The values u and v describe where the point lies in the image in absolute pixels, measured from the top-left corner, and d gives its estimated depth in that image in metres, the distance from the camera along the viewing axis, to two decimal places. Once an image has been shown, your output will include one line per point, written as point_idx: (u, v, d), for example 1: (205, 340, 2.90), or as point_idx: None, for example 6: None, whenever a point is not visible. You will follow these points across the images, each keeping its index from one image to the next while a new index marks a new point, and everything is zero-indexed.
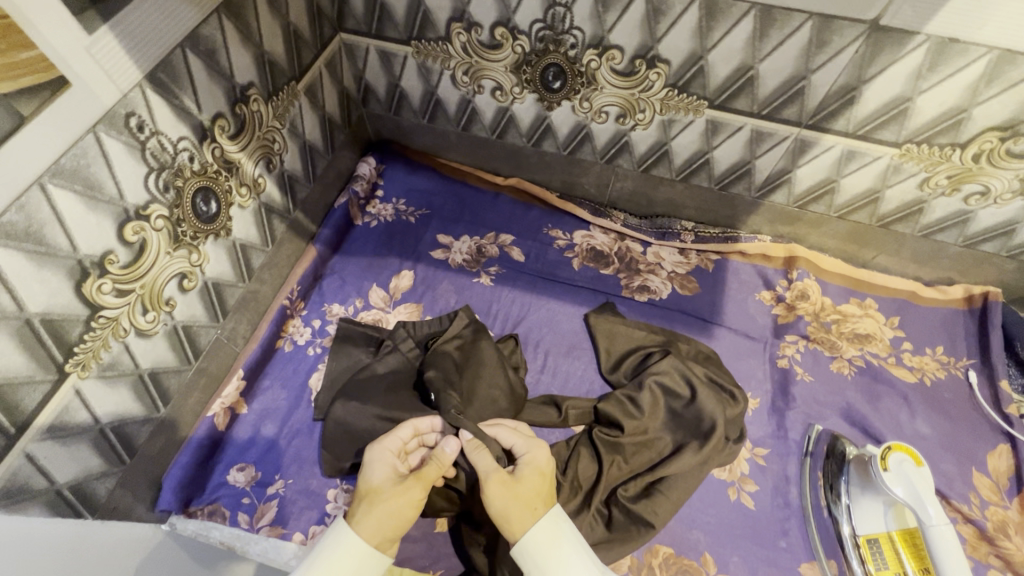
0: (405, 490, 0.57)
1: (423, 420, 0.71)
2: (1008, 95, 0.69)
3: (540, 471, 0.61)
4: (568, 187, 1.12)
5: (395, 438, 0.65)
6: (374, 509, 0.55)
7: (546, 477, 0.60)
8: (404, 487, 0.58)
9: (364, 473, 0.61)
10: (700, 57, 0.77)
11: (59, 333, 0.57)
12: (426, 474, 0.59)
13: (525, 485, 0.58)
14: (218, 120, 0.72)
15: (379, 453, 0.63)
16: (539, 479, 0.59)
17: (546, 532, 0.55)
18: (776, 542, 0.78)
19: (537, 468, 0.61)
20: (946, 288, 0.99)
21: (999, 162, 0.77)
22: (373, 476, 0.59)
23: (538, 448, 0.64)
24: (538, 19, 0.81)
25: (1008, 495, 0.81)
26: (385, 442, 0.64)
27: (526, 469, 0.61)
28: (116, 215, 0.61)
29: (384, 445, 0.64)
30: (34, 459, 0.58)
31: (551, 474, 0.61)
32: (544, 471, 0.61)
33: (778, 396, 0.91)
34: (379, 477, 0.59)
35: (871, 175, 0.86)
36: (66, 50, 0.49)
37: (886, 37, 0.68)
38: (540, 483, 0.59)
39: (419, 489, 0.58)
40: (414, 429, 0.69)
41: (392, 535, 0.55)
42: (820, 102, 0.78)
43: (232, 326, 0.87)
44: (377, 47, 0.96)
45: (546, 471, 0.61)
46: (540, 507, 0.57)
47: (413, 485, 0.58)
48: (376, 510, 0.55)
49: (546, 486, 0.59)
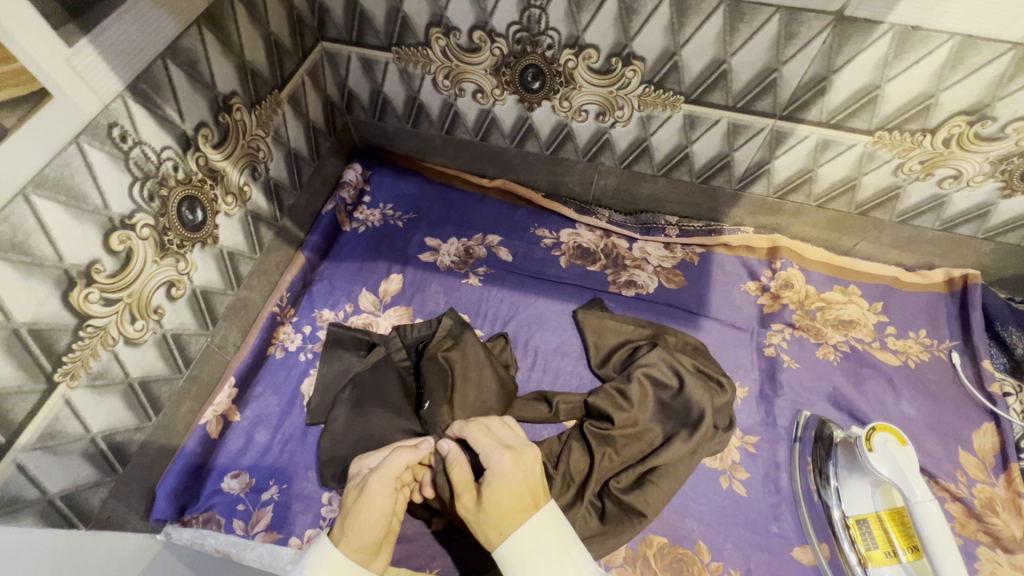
0: (369, 492, 0.58)
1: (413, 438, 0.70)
2: (973, 79, 0.71)
3: (507, 479, 0.58)
4: (554, 187, 1.13)
5: (376, 456, 0.68)
6: (342, 521, 0.56)
7: (514, 479, 0.58)
8: (369, 491, 0.58)
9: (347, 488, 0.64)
10: (673, 53, 0.79)
11: (48, 343, 0.58)
12: (388, 471, 0.60)
13: (492, 498, 0.57)
14: (201, 129, 0.73)
15: (358, 468, 0.66)
16: (507, 491, 0.57)
17: (527, 545, 0.54)
18: (768, 527, 0.79)
19: (506, 479, 0.58)
20: (927, 273, 1.01)
21: (969, 145, 0.79)
22: (348, 491, 0.62)
23: (504, 450, 0.62)
24: (515, 22, 0.83)
25: (994, 472, 0.82)
26: (365, 459, 0.67)
27: (492, 486, 0.58)
28: (101, 225, 0.61)
29: (362, 464, 0.67)
30: (25, 469, 0.58)
31: (519, 479, 0.58)
32: (512, 474, 0.58)
33: (766, 384, 0.92)
34: (352, 490, 0.61)
35: (847, 163, 0.88)
36: (47, 64, 0.50)
37: (852, 27, 0.69)
38: (511, 494, 0.57)
39: (380, 486, 0.59)
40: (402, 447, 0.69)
41: (372, 544, 0.55)
42: (793, 93, 0.80)
43: (222, 333, 0.88)
44: (358, 55, 0.97)
45: (513, 467, 0.59)
46: (517, 517, 0.55)
47: (377, 486, 0.59)
48: (346, 523, 0.56)
49: (514, 497, 0.56)
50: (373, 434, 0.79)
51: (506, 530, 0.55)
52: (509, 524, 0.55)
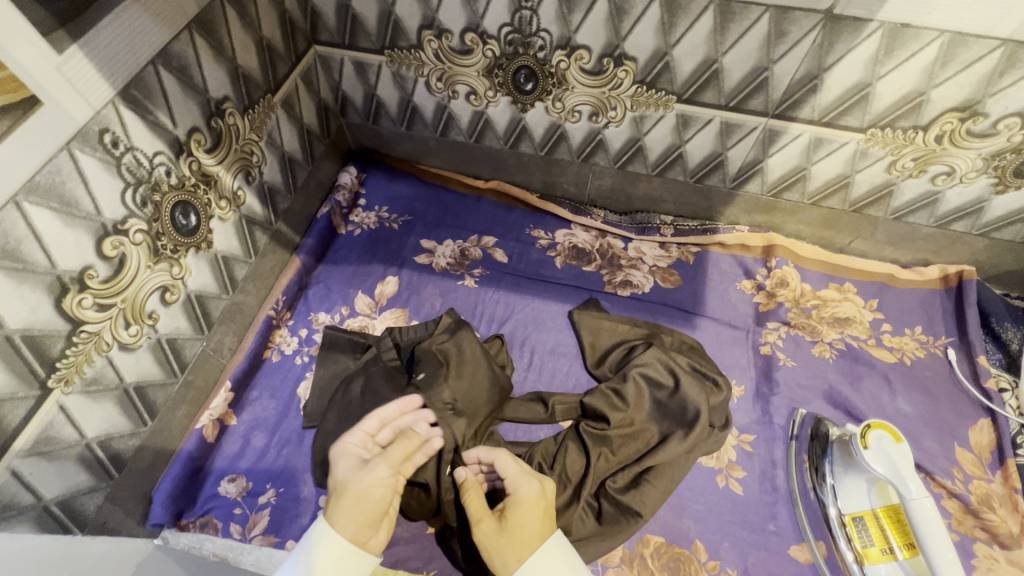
0: (372, 470, 0.60)
1: (387, 408, 0.71)
2: (963, 76, 0.71)
3: (531, 502, 0.62)
4: (548, 187, 1.14)
5: (357, 431, 0.67)
6: (342, 501, 0.57)
7: (538, 508, 0.62)
8: (370, 470, 0.61)
9: (332, 467, 0.63)
10: (664, 53, 0.79)
11: (41, 349, 0.58)
12: (392, 456, 0.63)
13: (515, 523, 0.60)
14: (194, 134, 0.73)
15: (342, 448, 0.65)
16: (528, 521, 0.60)
17: (536, 571, 0.57)
18: (765, 526, 0.79)
19: (529, 512, 0.61)
20: (922, 269, 1.01)
21: (961, 142, 0.79)
22: (339, 470, 0.62)
23: (533, 484, 0.64)
24: (506, 23, 0.83)
25: (990, 469, 0.82)
26: (351, 437, 0.66)
27: (517, 511, 0.61)
28: (93, 231, 0.61)
29: (346, 441, 0.66)
30: (20, 476, 0.59)
31: (536, 512, 0.61)
32: (535, 506, 0.62)
33: (762, 383, 0.92)
34: (345, 470, 0.62)
35: (840, 160, 0.88)
36: (37, 69, 0.50)
37: (841, 25, 0.69)
38: (531, 522, 0.60)
39: (385, 468, 0.61)
40: (380, 420, 0.69)
41: (370, 522, 0.57)
42: (784, 92, 0.80)
43: (218, 337, 0.88)
44: (351, 58, 0.98)
45: (539, 499, 0.63)
46: (533, 544, 0.59)
47: (380, 467, 0.61)
48: (345, 503, 0.57)
49: (537, 521, 0.60)
50: None
51: (523, 557, 0.57)
52: (526, 552, 0.58)
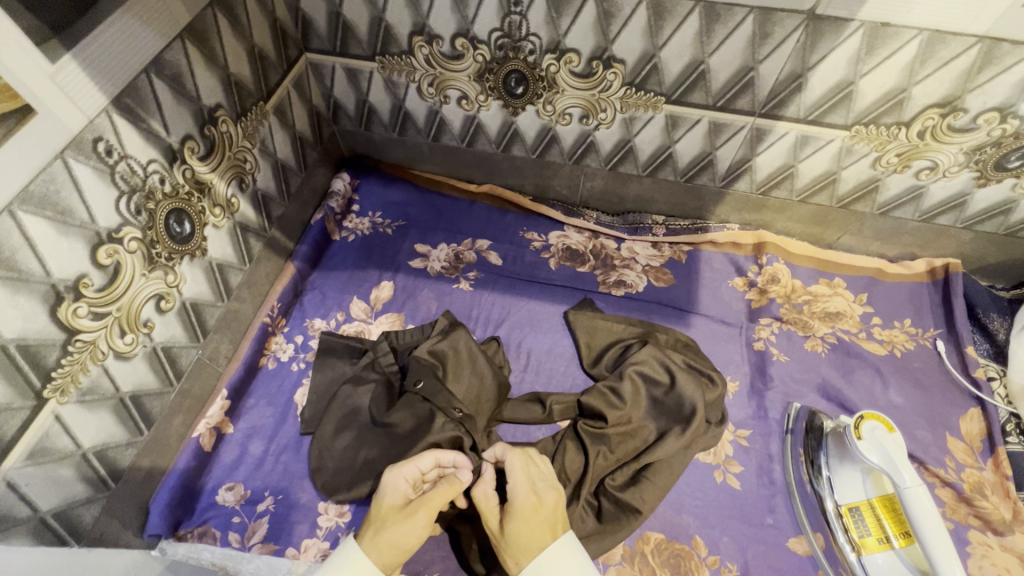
0: (412, 516, 0.60)
1: (447, 453, 0.71)
2: (943, 73, 0.73)
3: (531, 518, 0.60)
4: (541, 190, 1.15)
5: (414, 466, 0.67)
6: (378, 533, 0.58)
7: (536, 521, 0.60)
8: (412, 514, 0.60)
9: (379, 498, 0.64)
10: (652, 55, 0.80)
11: (37, 358, 0.57)
12: (432, 502, 0.62)
13: (513, 528, 0.60)
14: (187, 142, 0.73)
15: (394, 478, 0.65)
16: (528, 526, 0.59)
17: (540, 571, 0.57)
18: (763, 519, 0.80)
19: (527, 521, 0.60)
20: (910, 263, 1.03)
21: (942, 137, 0.81)
22: (384, 503, 0.62)
23: (531, 497, 0.63)
24: (495, 28, 0.84)
25: (981, 457, 0.84)
26: (401, 468, 0.67)
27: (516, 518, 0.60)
28: (88, 238, 0.61)
29: (400, 472, 0.66)
30: (16, 487, 0.58)
31: (542, 519, 0.60)
32: (533, 515, 0.60)
33: (756, 378, 0.93)
34: (386, 504, 0.62)
35: (826, 158, 0.90)
36: (31, 79, 0.51)
37: (823, 26, 0.71)
38: (529, 528, 0.59)
39: (425, 515, 0.61)
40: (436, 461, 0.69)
41: (394, 555, 0.57)
42: (770, 91, 0.81)
43: (214, 345, 0.88)
44: (343, 65, 0.98)
45: (536, 514, 0.61)
46: (533, 548, 0.58)
47: (419, 512, 0.60)
48: (379, 536, 0.58)
49: (537, 533, 0.59)
50: (369, 440, 0.80)
51: (522, 561, 0.58)
52: (524, 555, 0.58)
